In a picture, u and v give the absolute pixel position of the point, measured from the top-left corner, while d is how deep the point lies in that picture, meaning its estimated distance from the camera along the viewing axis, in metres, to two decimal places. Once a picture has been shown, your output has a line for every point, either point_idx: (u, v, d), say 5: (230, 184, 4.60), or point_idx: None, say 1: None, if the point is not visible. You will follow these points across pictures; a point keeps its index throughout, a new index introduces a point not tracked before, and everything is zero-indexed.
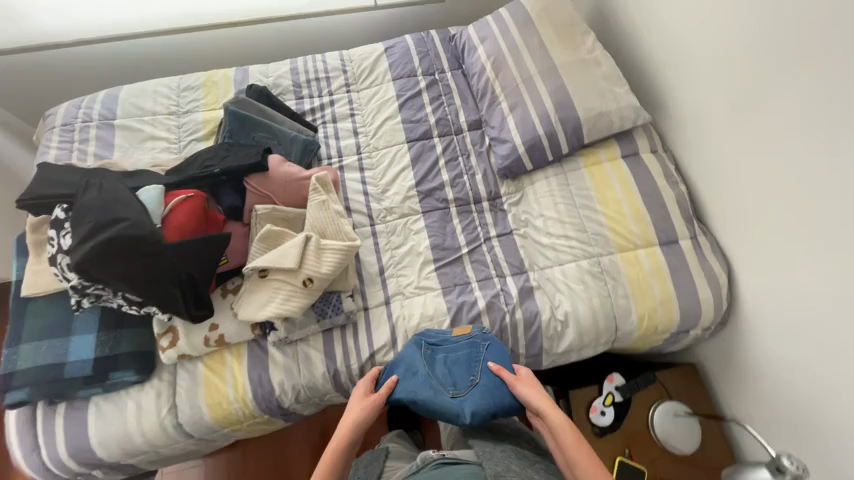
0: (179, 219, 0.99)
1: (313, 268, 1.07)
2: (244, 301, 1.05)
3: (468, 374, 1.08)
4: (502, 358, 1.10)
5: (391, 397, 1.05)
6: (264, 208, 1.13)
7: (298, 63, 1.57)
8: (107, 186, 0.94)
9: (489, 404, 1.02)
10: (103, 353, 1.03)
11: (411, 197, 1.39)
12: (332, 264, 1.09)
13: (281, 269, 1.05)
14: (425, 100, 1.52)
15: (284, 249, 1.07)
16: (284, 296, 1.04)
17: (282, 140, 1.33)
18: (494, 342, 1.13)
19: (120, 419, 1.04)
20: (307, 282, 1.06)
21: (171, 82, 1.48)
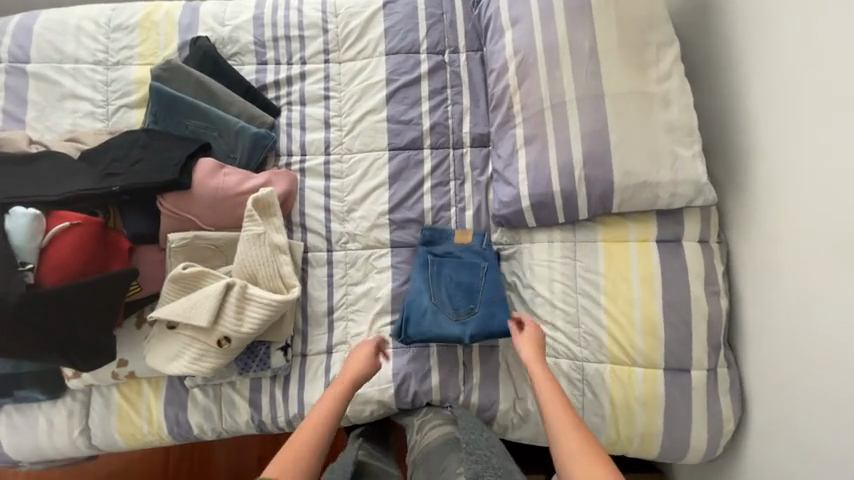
0: (60, 256, 0.81)
1: (231, 327, 0.89)
2: (150, 350, 0.91)
3: (468, 297, 1.04)
4: (500, 284, 1.04)
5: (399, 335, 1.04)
6: (181, 237, 0.91)
7: (265, 9, 1.17)
8: None
9: (488, 331, 1.01)
10: (6, 370, 0.95)
11: (381, 225, 1.13)
12: (255, 321, 0.90)
13: (193, 324, 0.89)
14: (423, 92, 1.14)
15: (198, 299, 0.88)
16: (194, 354, 0.90)
17: (225, 131, 1.04)
18: (493, 264, 1.06)
19: (31, 432, 0.99)
20: (222, 342, 0.90)
21: (99, 17, 1.15)
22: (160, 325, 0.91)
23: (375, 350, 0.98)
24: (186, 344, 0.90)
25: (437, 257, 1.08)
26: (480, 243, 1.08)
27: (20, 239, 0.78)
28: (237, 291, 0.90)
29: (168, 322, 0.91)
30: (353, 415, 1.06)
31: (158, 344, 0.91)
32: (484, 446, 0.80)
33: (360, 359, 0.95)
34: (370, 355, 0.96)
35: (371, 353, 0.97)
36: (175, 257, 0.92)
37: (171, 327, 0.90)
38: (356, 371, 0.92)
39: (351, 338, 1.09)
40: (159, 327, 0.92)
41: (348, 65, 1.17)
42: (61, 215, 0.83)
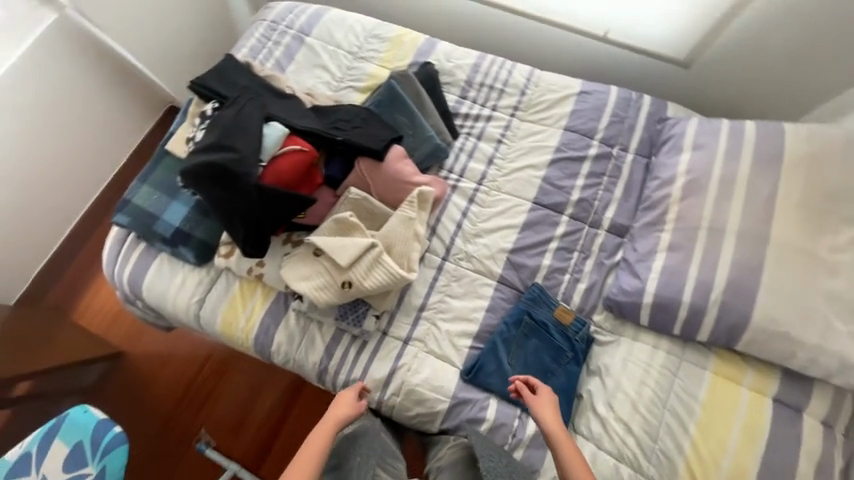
0: (281, 168, 1.02)
1: (358, 276, 1.04)
2: (290, 264, 1.09)
3: (541, 374, 1.10)
4: (574, 377, 1.08)
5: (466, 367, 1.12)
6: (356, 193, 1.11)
7: (484, 61, 1.43)
8: (246, 111, 0.99)
9: None
10: (184, 228, 1.18)
11: (498, 259, 1.23)
12: (377, 282, 1.04)
13: (333, 259, 1.05)
14: (583, 170, 1.27)
15: (347, 243, 1.04)
16: (320, 283, 1.05)
17: (418, 133, 1.27)
18: (578, 356, 1.10)
19: (167, 283, 1.20)
20: (345, 285, 1.04)
21: (367, 24, 1.50)
22: (307, 248, 1.09)
23: (357, 399, 1.04)
24: (319, 273, 1.06)
25: (532, 321, 1.13)
26: (575, 331, 1.11)
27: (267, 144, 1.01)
28: (376, 252, 1.05)
29: (314, 249, 1.08)
30: (400, 408, 1.11)
31: (298, 263, 1.08)
32: (502, 471, 0.92)
33: (337, 408, 1.02)
34: (352, 405, 1.02)
35: (353, 402, 1.03)
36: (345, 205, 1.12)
37: (314, 253, 1.07)
38: (335, 420, 1.00)
39: (429, 341, 1.16)
40: (305, 250, 1.09)
41: (529, 125, 1.36)
42: (296, 139, 1.05)
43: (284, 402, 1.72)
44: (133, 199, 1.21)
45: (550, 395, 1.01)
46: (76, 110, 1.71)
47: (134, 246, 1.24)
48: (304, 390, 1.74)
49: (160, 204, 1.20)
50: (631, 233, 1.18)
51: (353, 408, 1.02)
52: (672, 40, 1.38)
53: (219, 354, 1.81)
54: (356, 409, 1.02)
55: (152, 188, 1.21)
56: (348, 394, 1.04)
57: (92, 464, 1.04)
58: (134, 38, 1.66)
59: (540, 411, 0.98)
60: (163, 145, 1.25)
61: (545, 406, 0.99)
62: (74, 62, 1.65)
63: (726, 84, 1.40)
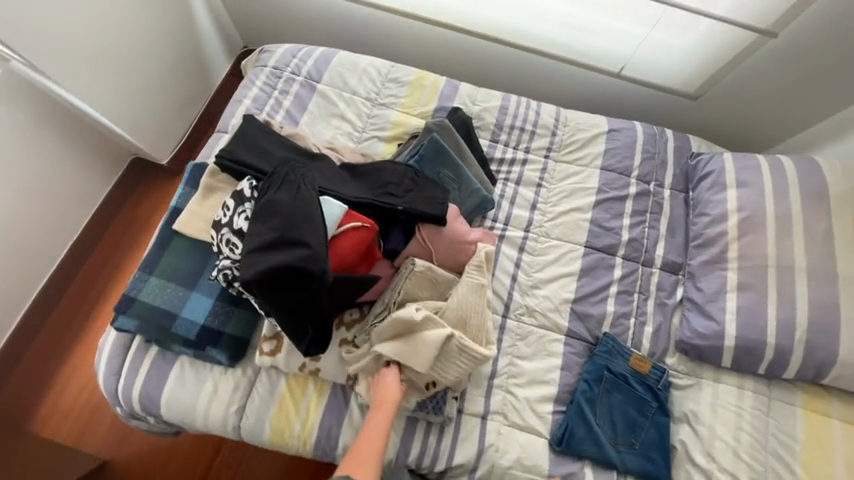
0: (344, 247, 0.90)
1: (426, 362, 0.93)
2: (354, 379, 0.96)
3: (630, 431, 1.04)
4: (665, 429, 1.04)
5: (556, 438, 1.04)
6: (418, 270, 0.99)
7: (510, 102, 1.39)
8: (303, 196, 0.86)
9: (643, 472, 1.01)
10: (212, 324, 0.98)
11: (562, 311, 1.18)
12: (459, 372, 0.96)
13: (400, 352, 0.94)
14: (627, 210, 1.28)
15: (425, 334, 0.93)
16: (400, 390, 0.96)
17: (464, 186, 1.19)
18: (664, 405, 1.07)
19: (194, 393, 0.99)
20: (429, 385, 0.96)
21: (382, 67, 1.40)
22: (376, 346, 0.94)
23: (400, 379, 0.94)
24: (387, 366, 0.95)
25: (612, 375, 1.09)
26: (656, 380, 1.09)
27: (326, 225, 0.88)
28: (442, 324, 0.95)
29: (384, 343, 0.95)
30: None
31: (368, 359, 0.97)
32: None
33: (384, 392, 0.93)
34: (397, 388, 0.93)
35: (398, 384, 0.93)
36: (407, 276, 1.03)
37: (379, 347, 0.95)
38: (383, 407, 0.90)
39: (509, 412, 1.06)
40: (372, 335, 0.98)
41: (565, 166, 1.34)
42: (353, 215, 0.92)
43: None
44: (140, 295, 0.99)
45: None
46: (22, 177, 1.40)
47: (143, 351, 1.02)
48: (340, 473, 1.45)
49: (177, 297, 1.00)
50: (686, 269, 1.20)
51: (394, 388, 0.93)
52: (682, 75, 1.45)
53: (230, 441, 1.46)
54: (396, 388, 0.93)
55: (164, 279, 1.01)
56: (388, 377, 0.94)
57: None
58: None
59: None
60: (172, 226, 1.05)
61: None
62: (19, 122, 1.36)
63: (730, 115, 1.49)
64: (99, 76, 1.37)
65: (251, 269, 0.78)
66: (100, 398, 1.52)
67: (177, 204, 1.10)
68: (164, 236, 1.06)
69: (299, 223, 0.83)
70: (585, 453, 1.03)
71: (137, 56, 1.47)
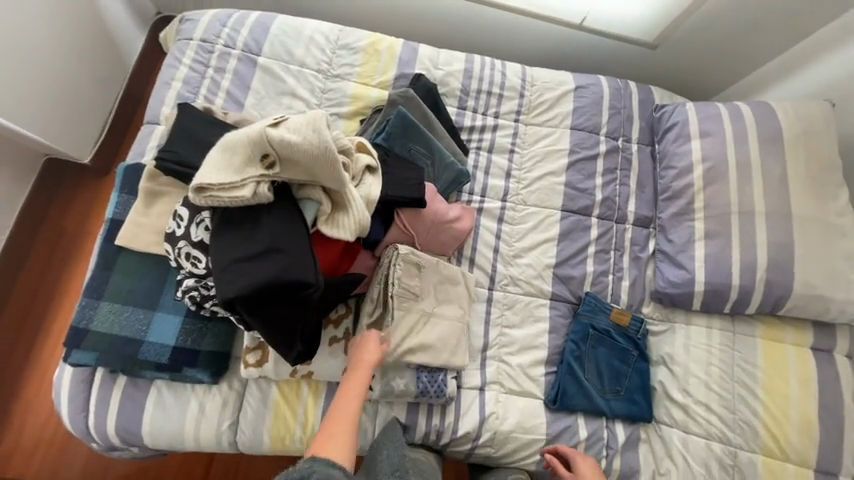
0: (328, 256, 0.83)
1: (283, 133, 0.71)
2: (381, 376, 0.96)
3: (615, 381, 1.12)
4: (645, 373, 1.13)
5: (554, 400, 1.08)
6: (207, 193, 0.72)
7: (474, 64, 1.31)
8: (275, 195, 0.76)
9: (629, 416, 1.09)
10: (185, 343, 0.90)
11: (545, 277, 1.20)
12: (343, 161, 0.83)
13: (296, 153, 0.72)
14: (598, 169, 1.28)
15: (438, 339, 0.99)
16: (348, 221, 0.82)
17: (437, 161, 1.12)
18: (644, 352, 1.15)
19: (178, 417, 0.92)
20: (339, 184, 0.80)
21: (329, 32, 1.24)
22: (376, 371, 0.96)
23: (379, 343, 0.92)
24: (335, 153, 0.74)
25: (596, 331, 1.15)
26: (635, 330, 1.16)
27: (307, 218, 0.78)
28: (221, 202, 0.72)
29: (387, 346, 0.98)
30: (493, 456, 1.05)
31: (360, 224, 0.83)
32: None
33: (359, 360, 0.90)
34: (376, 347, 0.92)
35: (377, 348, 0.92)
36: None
37: (327, 184, 0.77)
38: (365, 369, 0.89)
39: (504, 379, 1.09)
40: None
41: (535, 129, 1.30)
42: None
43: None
44: (92, 325, 0.88)
45: (587, 459, 1.02)
46: None
47: (109, 382, 0.92)
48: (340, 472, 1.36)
49: (136, 321, 0.89)
50: (656, 223, 1.24)
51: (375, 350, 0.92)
52: (642, 23, 1.42)
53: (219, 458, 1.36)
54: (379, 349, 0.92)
55: (118, 302, 0.90)
56: (368, 344, 0.91)
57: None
58: None
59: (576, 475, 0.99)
60: (115, 241, 0.92)
61: (586, 471, 0.99)
62: None
63: (688, 61, 1.50)
64: None
65: (223, 280, 0.69)
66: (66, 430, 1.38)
67: (115, 215, 0.96)
68: (107, 254, 0.93)
69: (263, 219, 0.73)
70: (578, 407, 1.09)
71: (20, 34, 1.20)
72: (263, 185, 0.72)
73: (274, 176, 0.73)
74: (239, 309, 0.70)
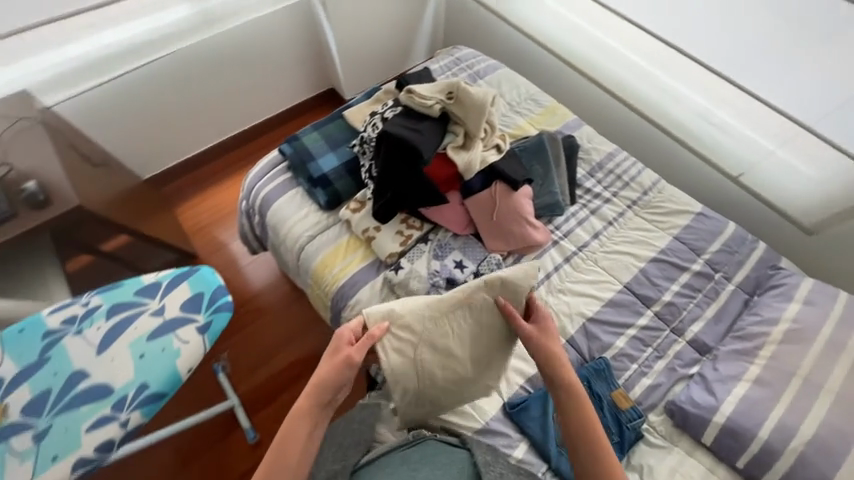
0: (437, 170, 1.19)
1: (467, 87, 1.16)
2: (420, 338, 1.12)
3: None
4: None
5: (513, 408, 1.13)
6: (409, 94, 1.20)
7: (620, 154, 1.59)
8: (439, 118, 1.19)
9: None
10: (329, 175, 1.38)
11: (574, 321, 1.27)
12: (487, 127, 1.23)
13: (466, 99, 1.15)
14: (680, 280, 1.33)
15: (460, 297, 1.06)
16: (466, 157, 1.18)
17: (546, 185, 1.40)
18: (624, 443, 1.07)
19: (293, 212, 1.39)
20: (475, 134, 1.19)
21: (530, 88, 1.74)
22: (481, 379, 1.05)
23: (337, 351, 0.90)
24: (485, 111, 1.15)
25: (589, 389, 1.14)
26: (629, 419, 1.10)
27: (444, 141, 1.19)
28: (412, 101, 1.19)
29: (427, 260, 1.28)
30: None
31: (470, 164, 1.19)
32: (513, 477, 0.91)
33: (322, 367, 0.88)
34: (331, 362, 0.89)
35: (332, 359, 0.89)
36: (471, 213, 1.31)
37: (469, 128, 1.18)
38: (326, 376, 0.86)
39: None
40: (422, 249, 1.30)
41: (640, 220, 1.46)
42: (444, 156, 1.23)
43: (286, 377, 1.78)
44: (302, 138, 1.45)
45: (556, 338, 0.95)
46: (272, 58, 2.07)
47: (281, 173, 1.46)
48: (308, 370, 1.80)
49: (320, 150, 1.42)
50: (711, 355, 1.21)
51: (342, 355, 0.89)
52: (803, 205, 1.45)
53: (258, 303, 1.92)
54: (344, 355, 0.89)
55: (320, 136, 1.45)
56: (330, 352, 0.91)
57: (119, 387, 0.84)
58: (345, 30, 2.05)
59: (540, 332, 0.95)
60: (341, 111, 1.51)
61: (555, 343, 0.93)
62: (291, 28, 2.03)
63: (838, 262, 1.45)
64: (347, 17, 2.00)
65: (383, 136, 1.14)
66: (216, 219, 2.08)
67: (351, 103, 1.57)
68: (333, 115, 1.52)
69: (424, 122, 1.17)
70: (530, 433, 1.10)
71: (375, 18, 2.10)
72: (438, 105, 1.17)
73: (446, 104, 1.18)
74: (382, 152, 1.15)
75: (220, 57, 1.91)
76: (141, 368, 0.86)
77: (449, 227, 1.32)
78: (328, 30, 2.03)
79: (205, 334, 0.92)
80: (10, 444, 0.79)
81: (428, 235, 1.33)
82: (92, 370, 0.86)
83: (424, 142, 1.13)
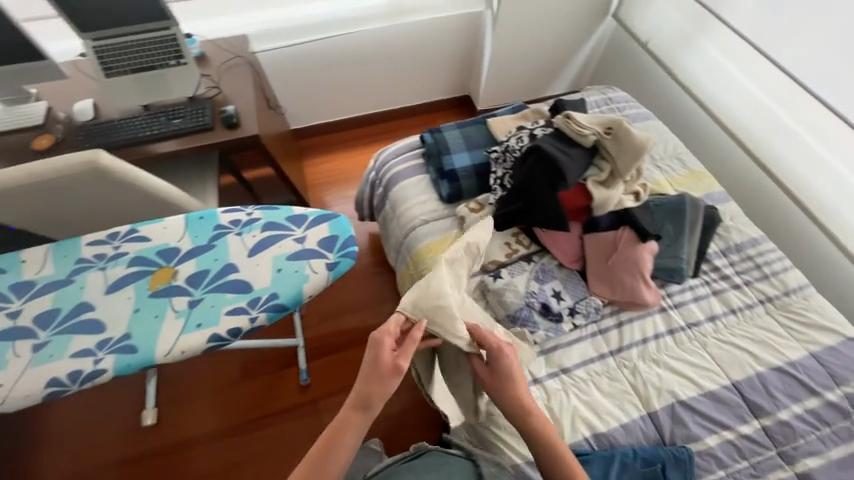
0: (570, 198, 1.20)
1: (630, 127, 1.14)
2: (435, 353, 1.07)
3: None
4: None
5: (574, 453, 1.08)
6: (567, 119, 1.22)
7: (766, 243, 1.42)
8: (590, 149, 1.19)
9: None
10: (458, 171, 1.46)
11: (663, 397, 1.17)
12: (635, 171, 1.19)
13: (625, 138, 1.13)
14: (804, 403, 1.15)
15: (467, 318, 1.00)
16: (604, 195, 1.17)
17: (673, 247, 1.31)
18: None
19: (416, 195, 1.50)
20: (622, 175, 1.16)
21: (680, 146, 1.64)
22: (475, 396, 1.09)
23: (384, 361, 0.82)
24: (642, 155, 1.11)
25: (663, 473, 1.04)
26: None
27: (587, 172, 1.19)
28: (567, 126, 1.21)
29: (527, 280, 1.26)
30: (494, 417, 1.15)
31: (606, 201, 1.17)
32: None
33: (369, 379, 0.81)
34: (376, 371, 0.81)
35: (377, 368, 0.81)
36: (585, 249, 1.29)
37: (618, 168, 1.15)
38: (373, 386, 0.80)
39: (553, 398, 1.17)
40: (525, 267, 1.29)
41: (770, 321, 1.29)
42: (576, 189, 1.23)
43: (349, 339, 1.91)
44: (444, 132, 1.56)
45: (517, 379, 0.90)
46: (431, 54, 2.27)
47: (415, 158, 1.59)
48: (363, 341, 1.91)
49: (457, 147, 1.51)
50: None
51: (389, 362, 0.82)
52: None
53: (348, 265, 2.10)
54: (392, 361, 0.82)
55: (460, 135, 1.54)
56: (371, 363, 0.82)
57: (256, 289, 0.98)
58: (505, 46, 2.16)
59: (495, 366, 0.90)
60: (486, 118, 1.59)
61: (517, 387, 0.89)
62: (457, 31, 2.20)
63: None
64: (511, 33, 2.11)
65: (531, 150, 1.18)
66: (335, 180, 2.32)
67: (495, 113, 1.64)
68: (477, 119, 1.60)
69: (574, 149, 1.18)
70: None
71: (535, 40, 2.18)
72: (594, 137, 1.17)
73: (601, 138, 1.17)
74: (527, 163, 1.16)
75: (391, 44, 2.13)
76: (277, 280, 1.00)
77: (556, 255, 1.30)
78: (489, 42, 2.14)
79: (330, 271, 1.02)
80: (171, 301, 0.97)
81: (532, 256, 1.33)
82: (240, 267, 1.02)
83: (570, 167, 1.13)
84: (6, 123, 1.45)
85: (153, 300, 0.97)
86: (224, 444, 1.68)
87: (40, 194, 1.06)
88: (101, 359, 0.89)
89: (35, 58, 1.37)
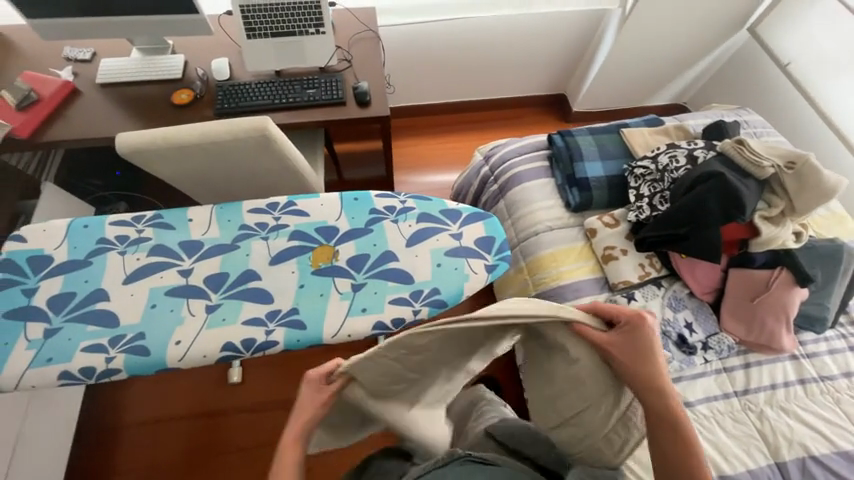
0: (728, 233, 1.16)
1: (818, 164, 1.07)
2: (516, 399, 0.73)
3: None
4: None
5: None
6: (739, 146, 1.17)
7: None
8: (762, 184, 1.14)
9: None
10: (590, 181, 1.40)
11: (794, 449, 1.11)
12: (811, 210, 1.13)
13: (811, 174, 1.07)
14: None
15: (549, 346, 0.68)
16: (771, 232, 1.13)
17: (819, 294, 1.24)
18: None
19: (539, 198, 1.44)
20: (796, 213, 1.11)
21: None
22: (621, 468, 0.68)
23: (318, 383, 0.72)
24: (831, 196, 1.06)
25: None
26: None
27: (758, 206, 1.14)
28: (740, 154, 1.15)
29: (659, 306, 1.24)
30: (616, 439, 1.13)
31: (772, 239, 1.13)
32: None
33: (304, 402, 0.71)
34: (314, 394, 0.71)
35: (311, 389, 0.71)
36: (725, 283, 1.23)
37: (795, 204, 1.10)
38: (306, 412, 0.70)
39: None
40: (657, 292, 1.25)
41: None
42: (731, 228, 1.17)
43: None
44: (575, 136, 1.48)
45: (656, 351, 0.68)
46: (545, 49, 2.18)
47: (539, 160, 1.53)
48: None
49: (590, 155, 1.44)
50: None
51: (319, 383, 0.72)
52: None
53: None
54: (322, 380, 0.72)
55: (593, 142, 1.47)
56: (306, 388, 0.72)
57: (417, 281, 0.97)
58: (627, 49, 2.04)
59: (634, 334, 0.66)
60: (620, 127, 1.51)
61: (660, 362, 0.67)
62: (574, 29, 2.10)
63: None
64: (636, 37, 1.99)
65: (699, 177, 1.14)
66: (423, 165, 2.28)
67: (628, 123, 1.55)
68: (610, 127, 1.52)
69: (747, 179, 1.13)
70: None
71: (658, 46, 2.06)
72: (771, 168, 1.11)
73: (779, 172, 1.12)
74: (705, 187, 1.11)
75: (512, 33, 2.06)
76: (437, 275, 0.98)
77: (691, 285, 1.24)
78: (609, 43, 2.04)
79: (489, 273, 1.00)
80: (335, 281, 0.97)
81: (663, 281, 1.28)
82: (400, 256, 1.01)
83: (747, 201, 1.09)
84: (146, 72, 1.46)
85: (316, 277, 0.97)
86: (250, 419, 1.68)
87: (206, 154, 1.07)
88: (272, 331, 0.90)
89: (188, 11, 1.36)
